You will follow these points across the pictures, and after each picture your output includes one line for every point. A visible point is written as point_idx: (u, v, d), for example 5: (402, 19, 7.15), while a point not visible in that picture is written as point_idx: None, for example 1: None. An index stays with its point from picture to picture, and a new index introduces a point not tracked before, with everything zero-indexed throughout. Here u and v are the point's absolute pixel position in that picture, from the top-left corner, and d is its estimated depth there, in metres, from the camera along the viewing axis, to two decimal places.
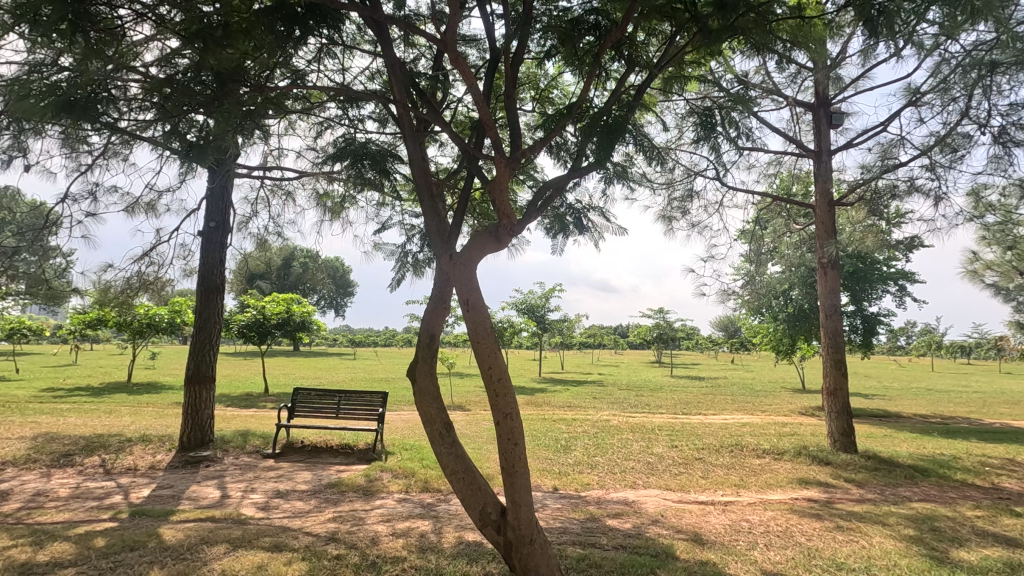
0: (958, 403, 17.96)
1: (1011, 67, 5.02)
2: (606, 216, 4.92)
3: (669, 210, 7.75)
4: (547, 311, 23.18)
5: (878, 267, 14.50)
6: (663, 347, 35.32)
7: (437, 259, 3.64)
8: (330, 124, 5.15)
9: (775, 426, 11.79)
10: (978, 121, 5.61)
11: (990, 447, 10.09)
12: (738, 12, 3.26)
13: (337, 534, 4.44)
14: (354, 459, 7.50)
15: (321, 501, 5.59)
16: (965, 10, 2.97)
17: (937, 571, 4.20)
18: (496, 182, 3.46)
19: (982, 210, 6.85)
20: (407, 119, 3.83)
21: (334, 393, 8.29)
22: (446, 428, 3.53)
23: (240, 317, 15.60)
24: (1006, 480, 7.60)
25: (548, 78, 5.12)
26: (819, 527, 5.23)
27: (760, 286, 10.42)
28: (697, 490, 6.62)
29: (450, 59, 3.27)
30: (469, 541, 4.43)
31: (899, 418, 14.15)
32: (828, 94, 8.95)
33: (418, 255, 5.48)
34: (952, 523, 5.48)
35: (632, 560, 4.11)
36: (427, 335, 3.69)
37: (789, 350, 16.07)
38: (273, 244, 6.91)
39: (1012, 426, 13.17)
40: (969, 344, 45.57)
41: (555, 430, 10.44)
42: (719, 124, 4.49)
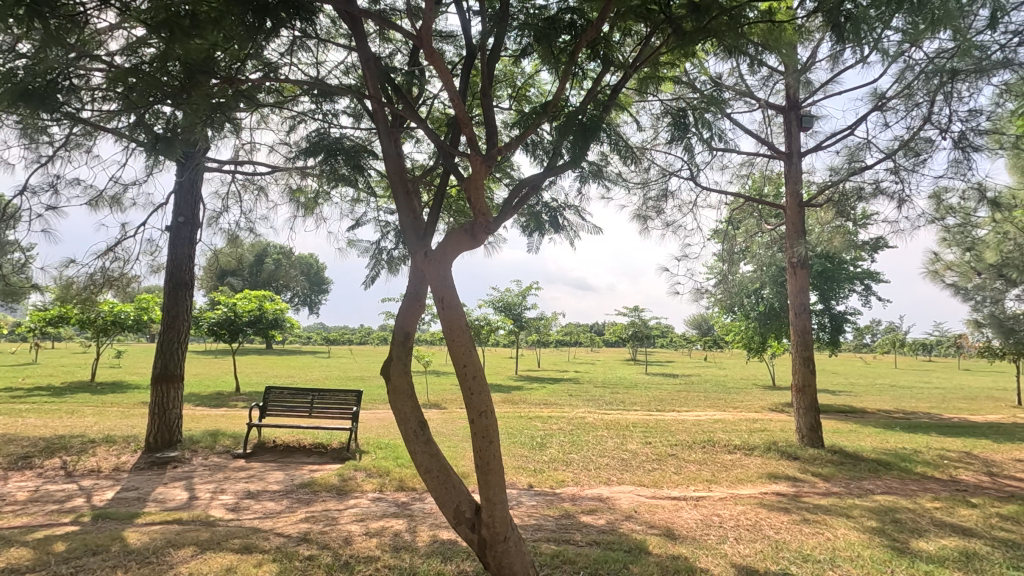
0: (919, 400, 18.56)
1: (970, 75, 5.24)
2: (581, 215, 4.97)
3: (644, 210, 7.86)
4: (524, 309, 23.21)
5: (845, 267, 14.92)
6: (639, 344, 35.70)
7: (411, 255, 3.60)
8: (304, 119, 5.05)
9: (746, 422, 12.05)
10: (939, 126, 5.82)
11: (949, 441, 10.47)
12: (711, 14, 3.30)
13: (309, 534, 4.39)
14: (328, 458, 7.39)
15: (293, 501, 5.52)
16: (927, 19, 3.06)
17: (898, 561, 4.35)
18: (471, 180, 3.43)
19: (943, 212, 7.09)
20: (382, 115, 3.76)
21: (308, 392, 8.16)
22: (420, 426, 3.50)
23: (211, 314, 15.25)
24: (964, 473, 7.90)
25: (524, 77, 5.12)
26: (787, 521, 5.36)
27: (734, 285, 10.60)
28: (670, 486, 6.73)
29: (425, 55, 3.21)
30: (444, 539, 4.41)
31: (864, 413, 14.60)
32: (798, 97, 9.15)
33: (394, 252, 5.43)
34: (912, 515, 5.68)
35: (605, 556, 4.14)
36: (402, 334, 3.65)
37: (760, 347, 16.42)
38: (245, 240, 6.76)
39: (969, 421, 13.70)
40: (931, 342, 47.32)
41: (531, 427, 10.49)
42: (692, 125, 4.56)
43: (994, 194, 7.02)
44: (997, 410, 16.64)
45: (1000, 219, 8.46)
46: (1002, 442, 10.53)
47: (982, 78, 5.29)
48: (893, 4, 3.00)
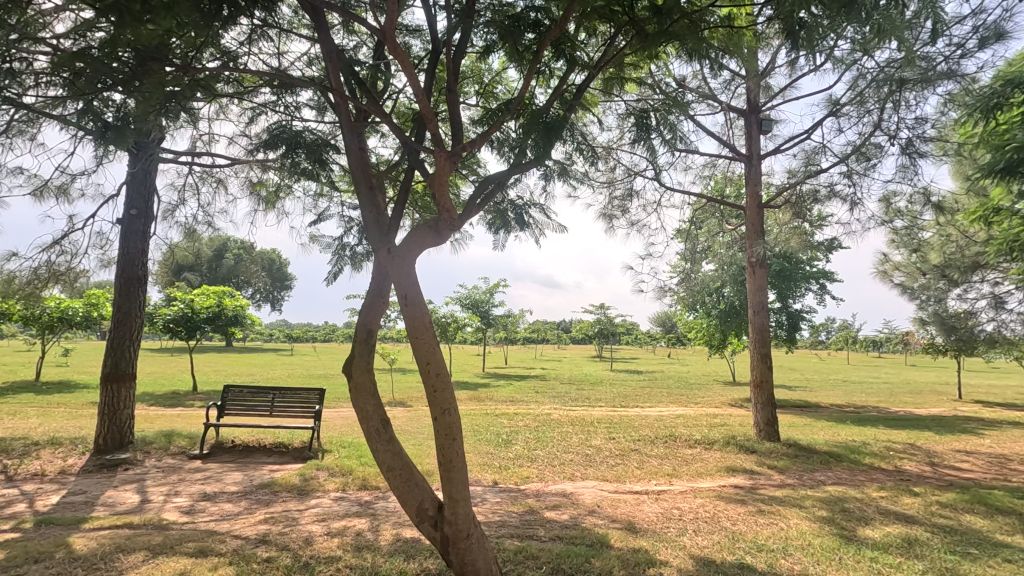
0: (868, 394, 19.40)
1: (916, 84, 5.53)
2: (547, 213, 4.99)
3: (610, 209, 7.98)
4: (491, 306, 23.24)
5: (802, 267, 15.47)
6: (604, 341, 36.13)
7: (374, 251, 3.56)
8: (264, 110, 4.92)
9: (706, 417, 12.37)
10: (888, 132, 6.11)
11: (895, 433, 10.98)
12: (672, 18, 3.37)
13: (268, 536, 4.29)
14: (289, 458, 7.24)
15: (252, 503, 5.38)
16: (874, 29, 3.19)
17: (845, 548, 4.55)
18: (436, 177, 3.40)
19: (892, 215, 7.42)
20: (345, 109, 3.71)
21: (268, 390, 7.96)
22: (383, 424, 3.47)
23: (166, 311, 14.67)
24: (907, 463, 8.30)
25: (491, 73, 5.11)
26: (743, 512, 5.53)
27: (696, 284, 10.86)
28: (632, 480, 6.85)
29: (388, 49, 3.16)
30: (407, 538, 4.38)
31: (818, 408, 15.20)
32: (759, 101, 9.40)
33: (357, 248, 5.34)
34: (859, 504, 5.94)
35: (568, 550, 4.19)
36: (364, 330, 3.59)
37: (720, 344, 16.88)
38: (203, 234, 6.53)
39: (912, 414, 14.44)
40: (880, 339, 49.56)
41: (497, 424, 10.53)
42: (654, 127, 4.68)
43: (938, 199, 7.39)
44: (938, 403, 17.57)
45: (944, 222, 8.91)
46: (942, 433, 11.13)
47: (928, 87, 5.61)
48: (843, 16, 3.10)
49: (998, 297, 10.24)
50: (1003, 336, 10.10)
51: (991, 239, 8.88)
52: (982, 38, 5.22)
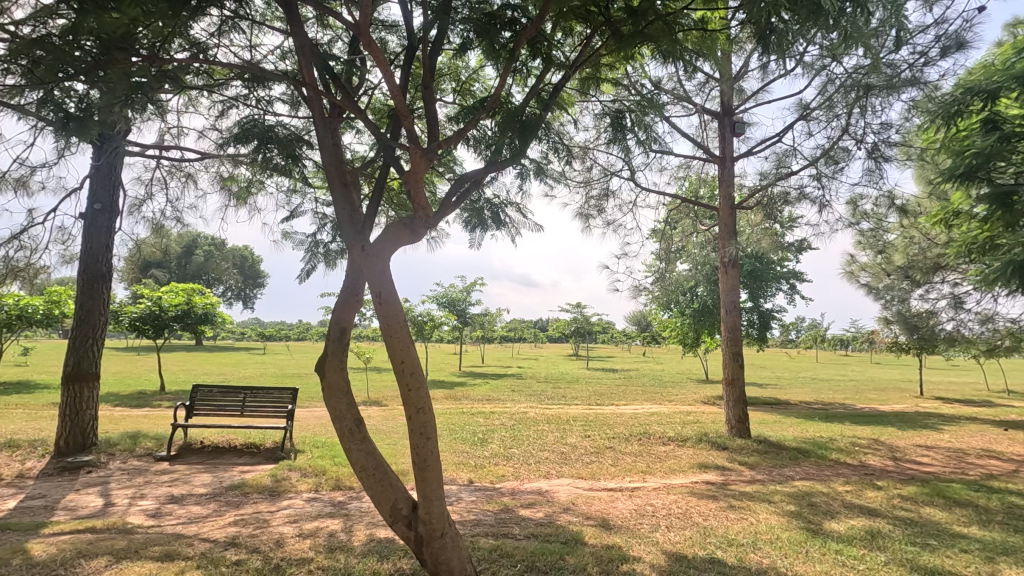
0: (835, 391, 19.93)
1: (881, 90, 5.78)
2: (523, 212, 5.00)
3: (586, 209, 8.04)
4: (468, 304, 23.18)
5: (773, 267, 15.81)
6: (581, 340, 36.35)
7: (347, 248, 3.50)
8: (235, 104, 4.81)
9: (680, 414, 12.56)
10: (855, 136, 6.30)
11: (860, 429, 11.31)
12: (647, 19, 3.42)
13: (238, 538, 4.21)
14: (261, 459, 7.11)
15: (222, 505, 5.26)
16: (841, 36, 3.27)
17: (812, 541, 4.66)
18: (411, 174, 3.37)
19: (859, 218, 7.64)
20: (318, 104, 3.64)
21: (239, 390, 7.80)
22: (356, 424, 3.42)
23: (133, 309, 14.22)
24: (872, 458, 8.56)
25: (469, 71, 5.09)
26: (715, 508, 5.63)
27: (671, 283, 11.02)
28: (607, 477, 6.93)
29: (363, 44, 3.11)
30: (381, 538, 4.34)
31: (787, 405, 15.58)
32: (732, 104, 9.56)
33: (331, 245, 5.27)
34: (826, 498, 6.10)
35: (542, 548, 4.21)
36: (337, 328, 3.53)
37: (694, 342, 17.14)
38: (172, 230, 6.36)
39: (877, 411, 14.91)
40: (847, 337, 50.99)
41: (474, 423, 10.52)
42: (629, 127, 4.75)
43: (902, 202, 7.63)
44: (901, 400, 18.17)
45: (908, 225, 9.20)
46: (905, 429, 11.52)
47: (893, 94, 5.81)
48: (812, 23, 3.17)
49: (958, 297, 10.63)
50: (962, 334, 10.49)
51: (951, 241, 9.22)
52: (944, 47, 5.44)
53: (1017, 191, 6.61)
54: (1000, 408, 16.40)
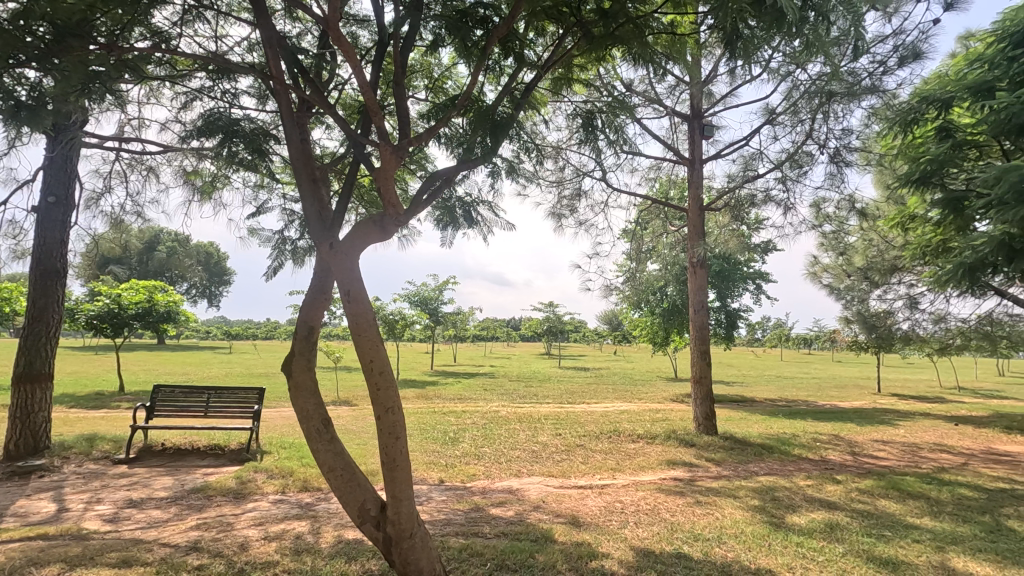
0: (798, 389, 20.52)
1: (843, 97, 5.98)
2: (495, 210, 4.99)
3: (559, 208, 8.08)
4: (440, 303, 23.06)
5: (740, 267, 16.17)
6: (553, 340, 36.53)
7: (315, 246, 3.43)
8: (199, 96, 4.68)
9: (649, 412, 12.76)
10: (818, 141, 6.49)
11: (821, 425, 11.68)
12: (618, 21, 3.46)
13: (200, 543, 4.09)
14: (225, 460, 6.93)
15: (183, 508, 5.11)
16: (804, 44, 3.36)
17: (774, 535, 4.80)
18: (380, 172, 3.32)
19: (821, 220, 7.87)
20: (286, 98, 3.56)
21: (203, 390, 7.59)
22: (324, 424, 3.37)
23: (90, 306, 13.66)
24: (832, 453, 8.85)
25: (441, 68, 5.06)
26: (682, 504, 5.74)
27: (641, 283, 11.18)
28: (577, 475, 6.99)
29: (332, 38, 3.06)
30: (349, 539, 4.28)
31: (752, 402, 15.98)
32: (701, 107, 9.73)
33: (299, 242, 5.17)
34: (788, 493, 6.28)
35: (512, 546, 4.22)
36: (305, 327, 3.47)
37: (663, 341, 17.42)
38: (132, 225, 6.12)
39: (837, 408, 15.42)
40: (810, 337, 52.51)
41: (445, 422, 10.47)
42: (599, 128, 4.80)
43: (862, 205, 7.89)
44: (860, 397, 18.82)
45: (868, 228, 9.50)
46: (863, 424, 11.93)
47: (854, 101, 6.01)
48: (776, 32, 3.25)
49: (913, 298, 11.07)
50: (916, 334, 10.94)
51: (907, 244, 9.60)
52: (901, 57, 5.66)
53: (968, 197, 6.92)
54: (950, 404, 17.16)
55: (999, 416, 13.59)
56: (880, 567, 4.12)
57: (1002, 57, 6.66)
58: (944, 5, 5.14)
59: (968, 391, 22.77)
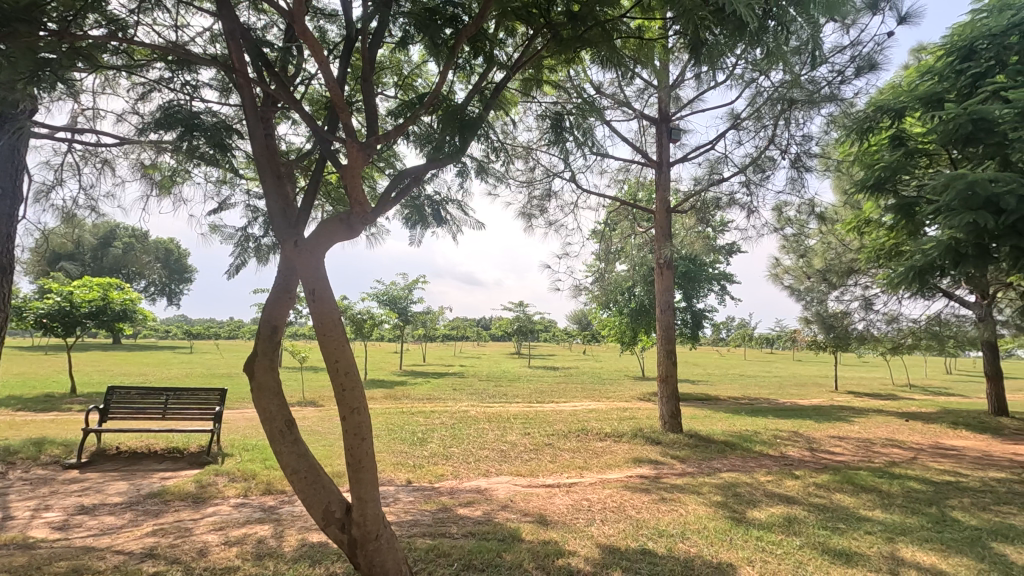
0: (760, 387, 21.10)
1: (804, 104, 6.18)
2: (464, 209, 4.97)
3: (529, 209, 8.12)
4: (409, 302, 22.86)
5: (706, 268, 16.53)
6: (523, 340, 36.63)
7: (280, 244, 3.36)
8: (158, 87, 4.52)
9: (617, 411, 12.92)
10: (781, 147, 6.69)
11: (781, 422, 12.04)
12: (586, 25, 3.51)
13: (156, 549, 3.96)
14: (184, 464, 6.73)
15: (139, 514, 4.93)
16: (765, 52, 3.46)
17: (735, 529, 4.92)
18: (347, 169, 3.28)
19: (783, 223, 8.12)
20: (250, 92, 3.48)
21: (161, 391, 7.35)
22: (288, 425, 3.30)
23: (39, 304, 12.99)
24: (791, 449, 9.14)
25: (411, 65, 5.02)
26: (647, 501, 5.83)
27: (610, 283, 11.32)
28: (545, 474, 7.03)
29: (298, 32, 3.00)
30: (314, 542, 4.21)
31: (716, 401, 16.36)
32: (669, 110, 9.90)
33: (263, 240, 5.03)
34: (749, 488, 6.46)
35: (479, 546, 4.22)
36: (269, 326, 3.39)
37: (631, 340, 17.65)
38: (85, 220, 5.87)
39: (797, 405, 15.92)
40: (773, 337, 54.04)
41: (413, 423, 10.37)
42: (568, 129, 4.85)
43: (821, 210, 8.17)
44: (818, 395, 19.48)
45: (827, 231, 9.82)
46: (821, 421, 12.34)
47: (814, 109, 6.22)
48: (738, 40, 3.33)
49: (868, 299, 11.51)
50: (871, 333, 11.38)
51: (863, 248, 9.98)
52: (858, 67, 5.88)
53: (919, 203, 7.23)
54: (902, 401, 17.90)
55: (945, 412, 14.26)
56: (834, 559, 4.27)
57: (950, 70, 7.11)
58: (898, 18, 5.38)
59: (919, 388, 23.80)
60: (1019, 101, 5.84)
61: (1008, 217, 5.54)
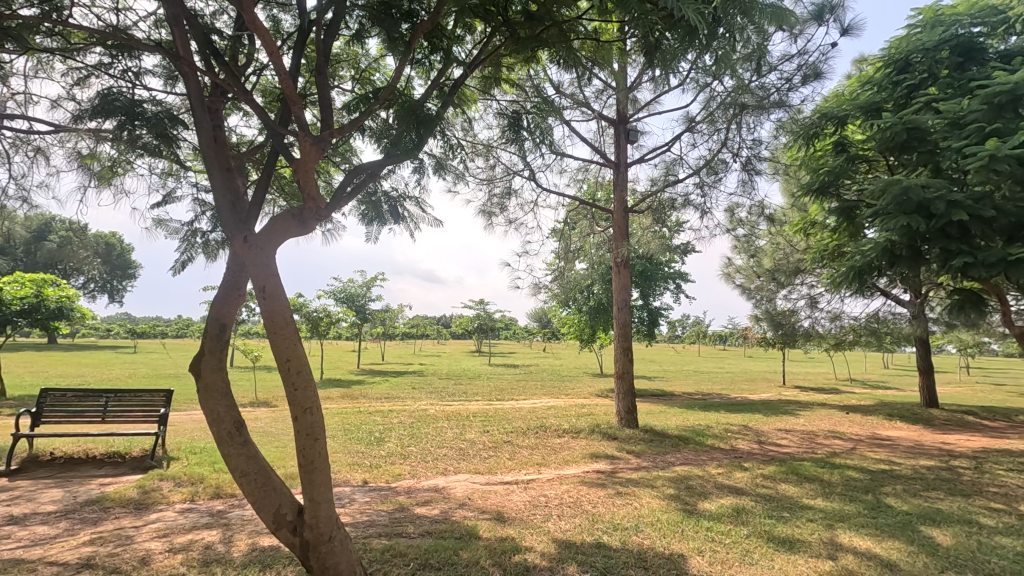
0: (713, 383, 21.83)
1: (754, 110, 6.41)
2: (422, 206, 4.92)
3: (489, 206, 8.12)
4: (367, 300, 22.51)
5: (662, 267, 16.92)
6: (483, 338, 36.63)
7: (228, 239, 3.23)
8: (97, 73, 4.28)
9: (575, 408, 13.08)
10: (733, 150, 6.93)
11: (732, 416, 12.46)
12: (544, 24, 3.54)
13: (93, 559, 3.77)
14: (126, 469, 6.43)
15: (75, 522, 4.68)
16: (715, 58, 3.56)
17: (687, 521, 5.07)
18: (300, 163, 3.19)
19: (735, 224, 8.40)
20: (196, 81, 3.33)
21: (100, 393, 6.99)
22: (236, 427, 3.19)
23: None
24: (740, 442, 9.48)
25: (369, 59, 4.93)
26: (603, 495, 5.94)
27: (569, 282, 11.46)
28: (503, 471, 7.05)
29: (247, 21, 2.90)
30: (264, 546, 4.09)
31: (671, 396, 16.80)
32: (627, 112, 10.07)
33: (211, 235, 4.85)
34: (701, 481, 6.66)
35: (435, 545, 4.20)
36: (217, 325, 3.27)
37: (589, 338, 17.91)
38: (16, 212, 5.50)
39: (747, 400, 16.50)
40: (725, 334, 55.86)
41: (370, 422, 10.21)
42: (526, 128, 4.86)
43: (770, 211, 8.49)
44: (767, 390, 20.27)
45: (775, 232, 10.21)
46: (768, 415, 12.85)
47: (764, 114, 6.46)
48: (689, 47, 3.42)
49: (813, 298, 12.04)
50: (816, 330, 11.90)
51: (809, 248, 10.43)
52: (804, 75, 6.14)
53: (859, 207, 7.62)
54: (844, 395, 18.82)
55: (884, 405, 15.05)
56: (778, 546, 4.45)
57: (888, 81, 7.52)
58: (841, 30, 5.64)
59: (859, 382, 25.11)
60: (949, 112, 6.24)
61: (937, 221, 5.94)
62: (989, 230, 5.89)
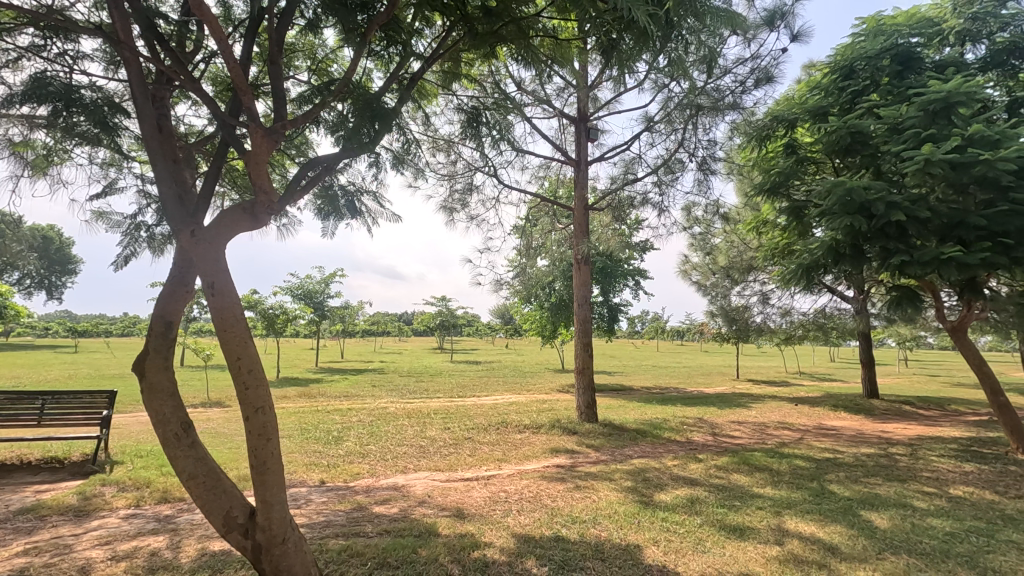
0: (671, 377, 22.38)
1: (709, 111, 6.59)
2: (380, 201, 4.85)
3: (450, 202, 8.07)
4: (326, 297, 22.05)
5: (622, 265, 17.21)
6: (445, 334, 36.44)
7: (175, 233, 3.10)
8: (30, 56, 4.03)
9: (536, 403, 13.17)
10: (689, 151, 7.10)
11: (688, 410, 12.79)
12: (502, 21, 3.53)
13: (26, 570, 3.56)
14: (65, 475, 6.11)
15: (7, 532, 4.41)
16: (669, 60, 3.63)
17: (643, 512, 5.19)
18: (251, 155, 3.09)
19: (691, 222, 8.62)
20: (139, 67, 3.18)
21: (36, 395, 6.61)
22: (183, 428, 3.08)
23: None
24: (696, 434, 9.75)
25: (326, 50, 4.81)
26: (562, 489, 6.02)
27: (531, 278, 11.51)
28: (464, 468, 7.04)
29: (192, 6, 2.78)
30: (215, 551, 3.96)
31: (630, 391, 17.12)
32: (587, 111, 10.18)
33: (156, 229, 4.64)
34: (657, 473, 6.83)
35: (394, 543, 4.16)
36: (162, 323, 3.14)
37: (550, 334, 18.05)
38: None
39: (703, 394, 16.99)
40: (682, 330, 57.36)
41: (328, 421, 10.00)
42: (486, 124, 4.86)
43: (725, 211, 8.75)
44: (722, 383, 20.93)
45: (729, 230, 10.53)
46: (723, 408, 13.26)
47: (718, 116, 6.65)
48: (645, 48, 3.47)
49: (765, 294, 12.48)
50: (768, 325, 12.33)
51: (761, 246, 10.81)
52: (756, 79, 6.35)
53: (807, 206, 7.94)
54: (793, 387, 19.62)
55: (829, 397, 15.77)
56: (729, 534, 4.61)
57: (834, 87, 7.85)
58: (790, 36, 5.86)
59: (808, 375, 26.26)
60: (889, 118, 6.57)
61: (878, 221, 6.24)
62: (925, 230, 6.22)
